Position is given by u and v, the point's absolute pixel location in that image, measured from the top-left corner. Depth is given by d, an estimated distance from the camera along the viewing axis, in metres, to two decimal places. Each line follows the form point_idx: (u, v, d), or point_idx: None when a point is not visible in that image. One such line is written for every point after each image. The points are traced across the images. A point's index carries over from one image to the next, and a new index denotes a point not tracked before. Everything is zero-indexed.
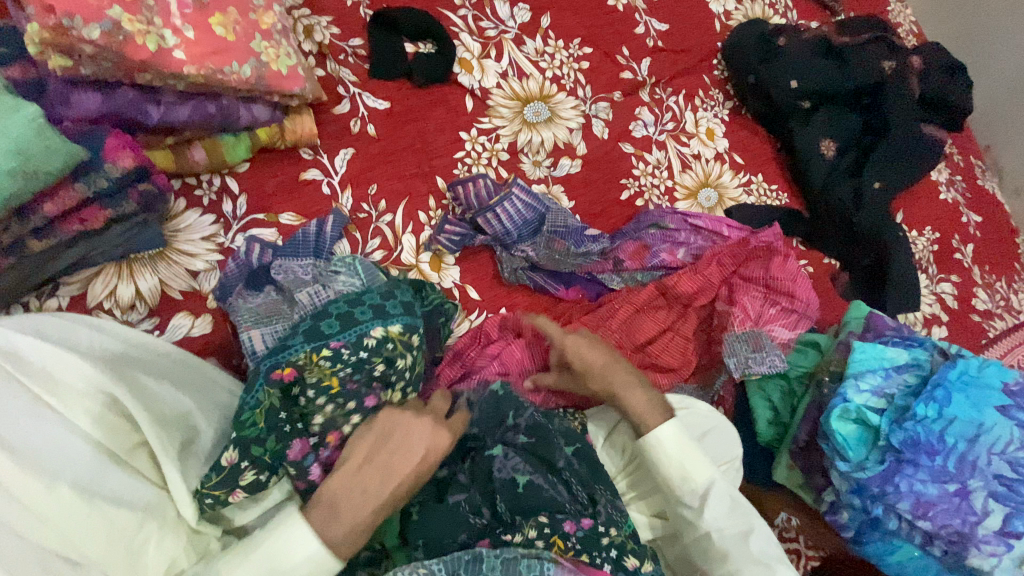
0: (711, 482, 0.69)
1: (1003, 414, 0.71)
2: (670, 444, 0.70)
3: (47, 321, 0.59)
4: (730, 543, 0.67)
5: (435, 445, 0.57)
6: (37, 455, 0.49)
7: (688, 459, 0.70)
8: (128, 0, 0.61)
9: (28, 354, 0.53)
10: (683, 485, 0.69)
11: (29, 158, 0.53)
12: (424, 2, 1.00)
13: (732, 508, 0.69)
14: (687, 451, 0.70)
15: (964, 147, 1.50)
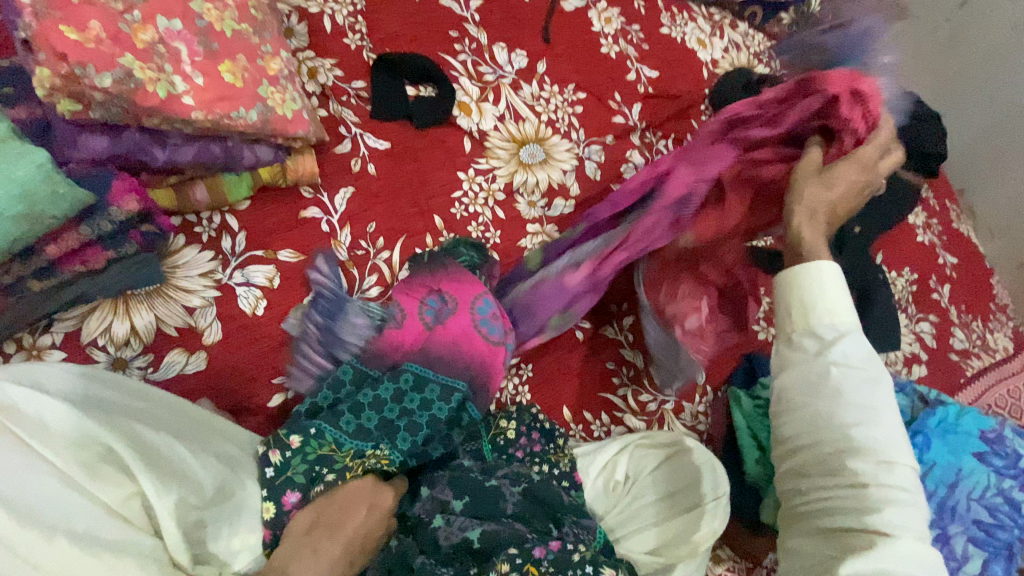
0: (851, 329, 0.63)
1: (979, 460, 0.74)
2: (826, 280, 0.65)
3: (45, 371, 0.58)
4: (853, 385, 0.61)
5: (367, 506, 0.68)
6: (32, 510, 0.48)
7: (836, 298, 0.64)
8: (140, 49, 0.63)
9: (22, 405, 0.53)
10: (824, 316, 0.64)
11: (34, 203, 0.54)
12: (425, 46, 1.03)
13: (867, 354, 0.63)
14: (833, 292, 0.65)
15: (939, 192, 1.56)
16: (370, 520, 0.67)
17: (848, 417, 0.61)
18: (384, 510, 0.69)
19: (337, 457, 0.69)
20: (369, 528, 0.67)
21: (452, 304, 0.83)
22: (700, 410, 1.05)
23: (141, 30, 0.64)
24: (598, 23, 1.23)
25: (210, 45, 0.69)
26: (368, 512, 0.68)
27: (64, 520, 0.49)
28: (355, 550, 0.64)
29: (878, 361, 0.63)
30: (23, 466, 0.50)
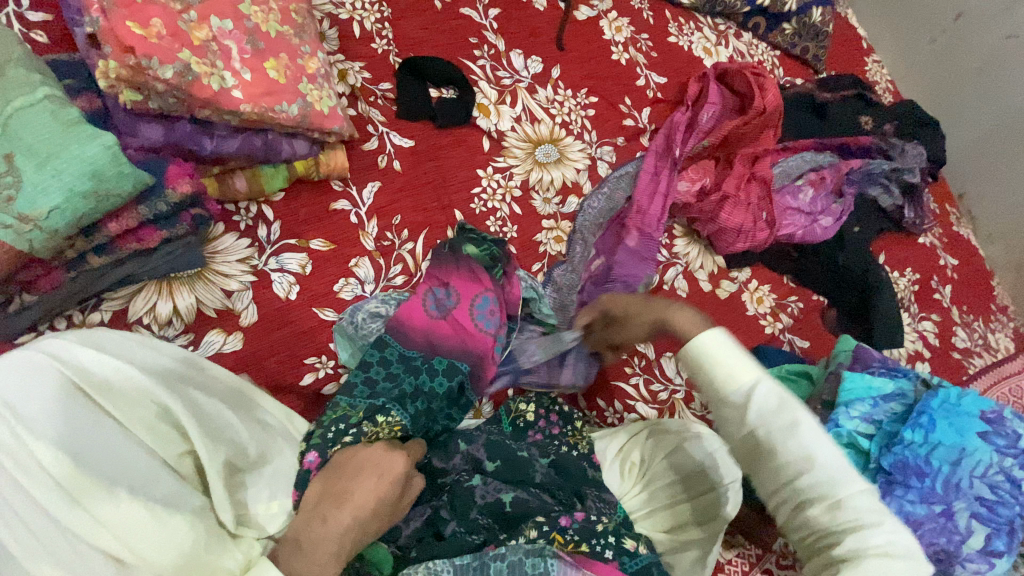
0: (758, 381, 0.60)
1: (983, 440, 0.77)
2: (711, 346, 0.62)
3: (106, 336, 0.63)
4: (779, 439, 0.58)
5: (384, 474, 0.62)
6: (95, 463, 0.52)
7: (733, 359, 0.61)
8: (196, 46, 0.68)
9: (87, 364, 0.58)
10: (728, 385, 0.60)
11: (102, 181, 0.59)
12: (446, 52, 1.09)
13: (781, 403, 0.59)
14: (730, 352, 0.61)
15: (940, 196, 1.61)
16: (384, 481, 0.62)
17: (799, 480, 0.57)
18: (399, 469, 0.63)
19: (352, 415, 0.72)
20: (383, 489, 0.61)
21: (456, 297, 0.86)
22: (709, 400, 1.08)
23: (196, 28, 0.69)
24: (609, 31, 1.29)
25: (257, 44, 0.74)
26: (380, 476, 0.62)
27: (127, 473, 0.53)
28: (369, 511, 0.59)
29: (792, 405, 0.59)
30: (90, 421, 0.54)
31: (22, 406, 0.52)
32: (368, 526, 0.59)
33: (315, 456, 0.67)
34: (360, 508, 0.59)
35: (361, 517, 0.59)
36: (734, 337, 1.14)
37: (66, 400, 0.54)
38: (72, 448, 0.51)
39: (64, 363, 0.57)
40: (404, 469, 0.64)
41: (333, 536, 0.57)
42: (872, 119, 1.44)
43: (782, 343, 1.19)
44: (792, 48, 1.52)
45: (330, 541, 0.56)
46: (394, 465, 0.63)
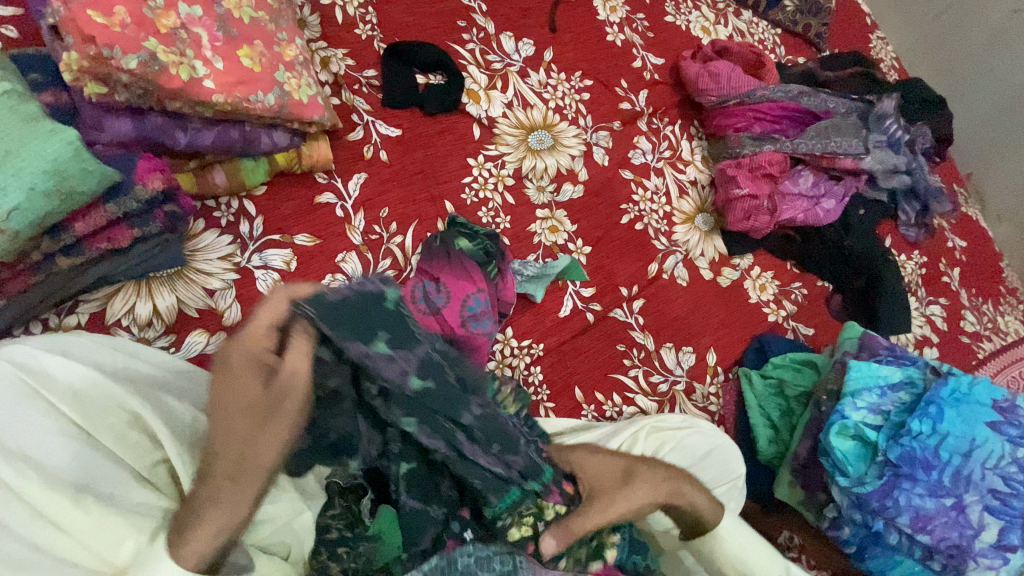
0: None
1: (993, 430, 0.75)
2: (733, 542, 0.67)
3: (75, 342, 0.61)
4: None
5: (235, 400, 0.48)
6: (58, 473, 0.50)
7: (752, 544, 0.67)
8: (163, 33, 0.65)
9: (53, 371, 0.56)
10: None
11: (65, 179, 0.56)
12: (434, 36, 1.05)
13: None
14: (751, 544, 0.67)
15: (949, 175, 1.56)
16: (229, 395, 0.48)
17: None
18: (242, 369, 0.49)
19: None
20: (238, 404, 0.48)
21: (445, 293, 0.83)
22: (711, 391, 1.04)
23: (164, 16, 0.66)
24: (603, 12, 1.24)
25: (229, 31, 0.71)
26: (224, 391, 0.48)
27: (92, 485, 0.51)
28: (238, 430, 0.48)
29: None
30: (54, 430, 0.52)
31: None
32: (253, 448, 0.48)
33: None
34: (224, 436, 0.48)
35: (236, 445, 0.48)
36: (736, 325, 1.11)
37: (30, 409, 0.52)
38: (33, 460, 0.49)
39: (29, 372, 0.55)
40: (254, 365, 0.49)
41: (217, 498, 0.48)
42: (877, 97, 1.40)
43: (785, 331, 1.16)
44: (795, 25, 1.47)
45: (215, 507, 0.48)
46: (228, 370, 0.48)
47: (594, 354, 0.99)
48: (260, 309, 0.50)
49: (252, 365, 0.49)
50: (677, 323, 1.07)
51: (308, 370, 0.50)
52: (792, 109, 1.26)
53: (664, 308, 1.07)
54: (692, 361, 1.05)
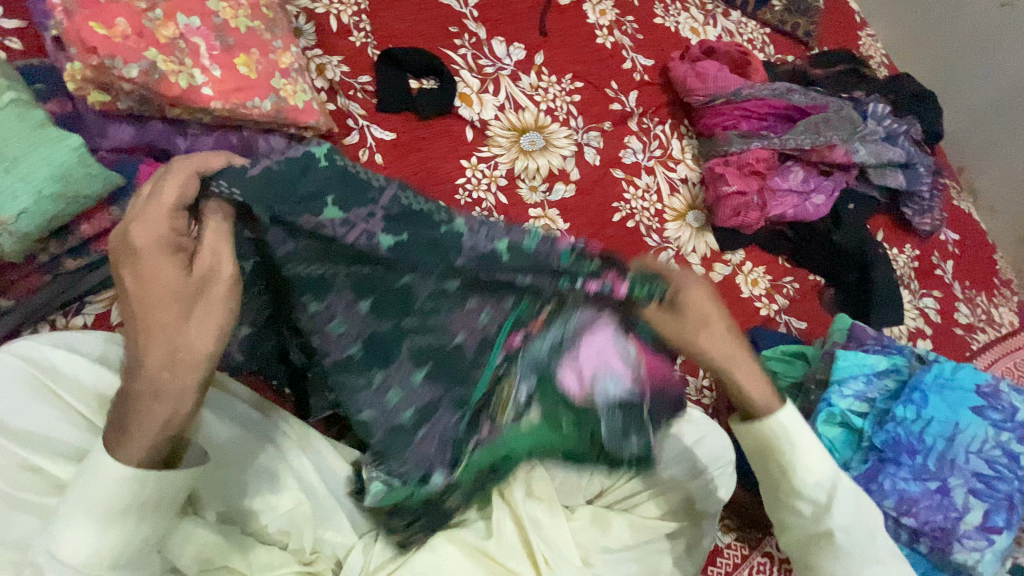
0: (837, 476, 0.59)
1: (976, 414, 0.76)
2: (790, 427, 0.59)
3: (78, 338, 0.62)
4: (858, 544, 0.58)
5: (154, 279, 0.44)
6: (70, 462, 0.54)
7: (812, 446, 0.59)
8: (163, 44, 0.68)
9: (60, 366, 0.58)
10: (810, 476, 0.58)
11: (69, 184, 0.59)
12: (427, 42, 1.08)
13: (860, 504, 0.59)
14: (808, 438, 0.59)
15: (941, 169, 1.58)
16: (152, 273, 0.45)
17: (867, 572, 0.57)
18: (154, 250, 0.45)
19: None
20: (155, 288, 0.45)
21: None
22: (704, 384, 1.06)
23: (163, 27, 0.69)
24: (593, 15, 1.27)
25: (226, 40, 0.73)
26: (140, 278, 0.45)
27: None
28: (161, 318, 0.45)
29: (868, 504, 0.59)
30: (63, 421, 0.56)
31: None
32: (181, 334, 0.45)
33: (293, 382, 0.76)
34: (150, 324, 0.45)
35: (160, 334, 0.45)
36: None
37: (40, 402, 0.55)
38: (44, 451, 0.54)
39: (36, 366, 0.57)
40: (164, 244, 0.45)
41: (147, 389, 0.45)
42: (865, 93, 1.42)
43: (778, 324, 1.18)
44: (783, 25, 1.50)
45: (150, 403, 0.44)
46: (133, 249, 0.43)
47: None
48: (166, 181, 0.45)
49: (160, 245, 0.45)
50: None
51: (231, 250, 0.48)
52: (778, 108, 1.28)
53: None
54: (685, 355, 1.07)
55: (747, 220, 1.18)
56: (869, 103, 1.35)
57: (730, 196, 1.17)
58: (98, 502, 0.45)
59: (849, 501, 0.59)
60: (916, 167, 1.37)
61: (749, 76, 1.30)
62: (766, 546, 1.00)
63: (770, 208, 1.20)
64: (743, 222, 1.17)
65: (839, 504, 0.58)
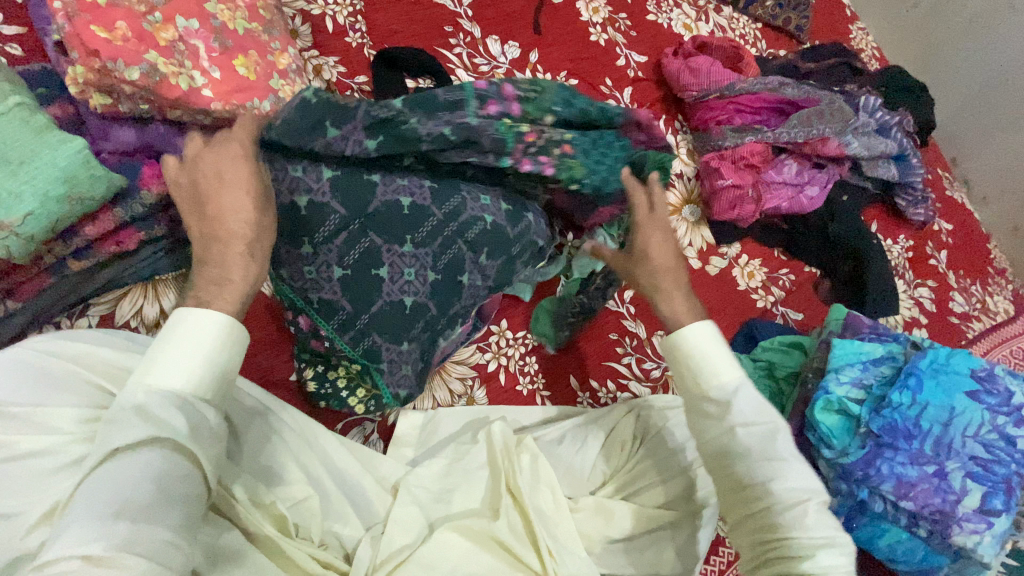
0: (742, 384, 0.61)
1: (972, 399, 0.77)
2: (699, 340, 0.63)
3: (93, 334, 0.64)
4: (757, 443, 0.58)
5: (239, 179, 0.58)
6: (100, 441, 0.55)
7: (717, 356, 0.62)
8: (162, 46, 0.68)
9: (79, 359, 0.60)
10: (711, 382, 0.62)
11: (75, 185, 0.59)
12: (423, 42, 1.09)
13: (761, 408, 0.60)
14: (717, 348, 0.63)
15: (933, 160, 1.59)
16: (233, 180, 0.57)
17: (764, 475, 0.57)
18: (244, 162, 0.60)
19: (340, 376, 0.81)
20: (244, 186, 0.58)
21: None
22: None
23: (162, 29, 0.69)
24: (586, 12, 1.28)
25: (224, 41, 0.74)
26: (219, 180, 0.57)
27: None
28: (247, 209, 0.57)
29: (770, 410, 0.61)
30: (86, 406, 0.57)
31: (16, 398, 0.55)
32: (257, 215, 0.58)
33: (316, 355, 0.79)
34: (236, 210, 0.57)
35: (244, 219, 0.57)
36: (725, 312, 1.15)
37: (64, 389, 0.57)
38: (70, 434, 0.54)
39: (59, 361, 0.59)
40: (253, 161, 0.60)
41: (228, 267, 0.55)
42: (857, 86, 1.44)
43: (775, 316, 1.20)
44: (774, 19, 1.51)
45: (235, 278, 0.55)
46: (220, 168, 0.57)
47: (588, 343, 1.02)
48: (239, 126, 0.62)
49: (244, 154, 0.59)
50: None
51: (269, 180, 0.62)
52: (771, 101, 1.29)
53: None
54: None
55: (743, 214, 1.19)
56: (861, 96, 1.36)
57: (726, 189, 1.18)
58: (186, 347, 0.49)
59: (752, 402, 0.60)
60: (910, 158, 1.37)
61: (743, 71, 1.32)
62: None
63: (767, 201, 1.21)
64: (740, 214, 1.18)
65: (741, 399, 0.60)
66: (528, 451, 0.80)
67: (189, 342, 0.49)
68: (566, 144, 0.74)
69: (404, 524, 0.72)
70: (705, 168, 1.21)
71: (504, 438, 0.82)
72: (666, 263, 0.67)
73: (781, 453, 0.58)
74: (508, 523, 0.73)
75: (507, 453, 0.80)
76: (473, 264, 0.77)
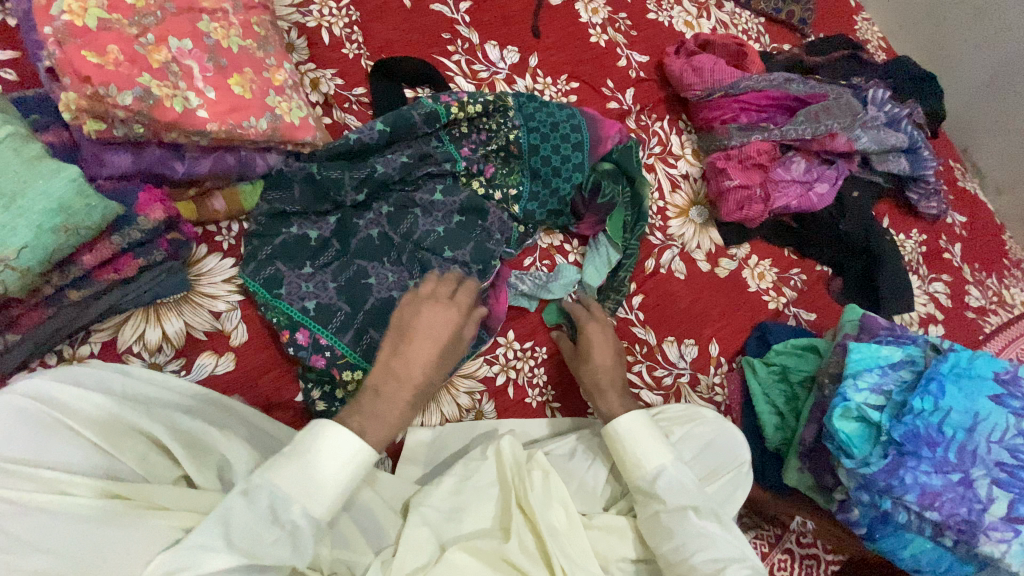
0: (661, 468, 0.76)
1: (996, 403, 0.75)
2: (624, 430, 0.79)
3: (85, 373, 0.63)
4: (676, 519, 0.71)
5: (437, 336, 0.70)
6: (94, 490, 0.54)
7: (641, 444, 0.78)
8: (155, 68, 0.67)
9: (68, 402, 0.59)
10: (637, 470, 0.77)
11: (70, 215, 0.58)
12: (420, 50, 1.08)
13: (681, 489, 0.74)
14: (641, 437, 0.78)
15: (944, 151, 1.56)
16: (428, 342, 0.69)
17: (690, 547, 0.69)
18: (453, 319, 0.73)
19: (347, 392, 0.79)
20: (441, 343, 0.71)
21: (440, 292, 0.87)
22: (716, 381, 1.06)
23: (155, 51, 0.68)
24: (585, 14, 1.26)
25: (219, 61, 0.73)
26: (426, 337, 0.70)
27: (134, 495, 0.56)
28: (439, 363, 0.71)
29: (688, 490, 0.74)
30: (81, 454, 0.56)
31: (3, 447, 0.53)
32: (432, 370, 0.70)
33: (317, 357, 0.78)
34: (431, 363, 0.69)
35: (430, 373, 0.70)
36: (736, 315, 1.13)
37: (57, 438, 0.56)
38: (71, 485, 0.54)
39: (48, 404, 0.58)
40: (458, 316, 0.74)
41: (385, 402, 0.66)
42: (864, 79, 1.41)
43: (787, 317, 1.17)
44: (778, 13, 1.48)
45: (389, 421, 0.65)
46: (417, 324, 0.70)
47: None
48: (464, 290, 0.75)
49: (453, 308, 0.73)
50: (678, 316, 1.08)
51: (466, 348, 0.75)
52: (777, 98, 1.27)
53: (663, 302, 1.08)
54: (694, 352, 1.07)
55: (752, 212, 1.16)
56: (869, 90, 1.33)
57: (732, 188, 1.15)
58: (336, 463, 0.60)
59: (671, 483, 0.75)
60: (921, 151, 1.34)
61: (746, 69, 1.30)
62: (786, 543, 1.00)
63: (775, 201, 1.18)
64: (748, 213, 1.15)
65: (661, 482, 0.75)
66: (539, 468, 0.78)
67: (331, 455, 0.60)
68: (513, 146, 0.98)
69: (415, 546, 0.70)
70: (711, 168, 1.19)
71: (514, 454, 0.80)
72: (605, 366, 0.86)
73: (696, 525, 0.71)
74: (519, 543, 0.72)
75: (518, 469, 0.79)
76: (440, 262, 0.88)
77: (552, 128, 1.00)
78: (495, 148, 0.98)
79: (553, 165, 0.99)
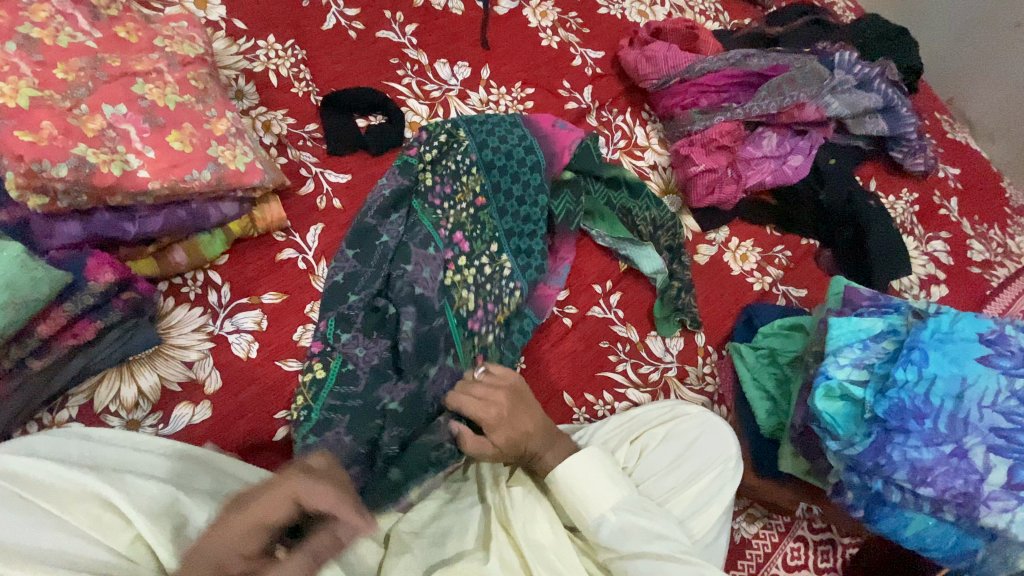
0: (601, 519, 0.73)
1: (985, 365, 0.71)
2: (562, 480, 0.75)
3: (40, 441, 0.65)
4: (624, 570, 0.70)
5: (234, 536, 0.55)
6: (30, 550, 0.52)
7: (583, 494, 0.75)
8: (91, 137, 0.70)
9: (22, 471, 0.59)
10: (581, 521, 0.75)
11: (16, 290, 0.61)
12: (369, 78, 1.09)
13: (625, 534, 0.72)
14: (581, 487, 0.75)
15: (929, 104, 1.50)
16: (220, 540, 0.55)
17: None
18: (329, 490, 0.60)
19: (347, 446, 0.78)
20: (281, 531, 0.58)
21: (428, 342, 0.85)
22: (705, 371, 1.04)
23: (90, 120, 0.71)
24: (534, 19, 1.25)
25: (155, 120, 0.75)
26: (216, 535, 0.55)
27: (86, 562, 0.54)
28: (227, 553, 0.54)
29: (631, 535, 0.72)
30: (32, 522, 0.55)
31: None
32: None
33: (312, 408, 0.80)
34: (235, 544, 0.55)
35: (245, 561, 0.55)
36: (720, 302, 1.10)
37: (5, 507, 0.55)
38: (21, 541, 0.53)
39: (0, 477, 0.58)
40: (331, 493, 0.60)
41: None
42: (831, 43, 1.37)
43: (776, 297, 1.14)
44: None
45: None
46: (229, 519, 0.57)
47: (576, 354, 0.98)
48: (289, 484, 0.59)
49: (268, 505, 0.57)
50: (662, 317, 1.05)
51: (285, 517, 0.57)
52: (737, 76, 1.25)
53: (643, 298, 1.06)
54: (679, 343, 1.05)
55: (725, 194, 1.14)
56: (835, 53, 1.29)
57: (700, 174, 1.14)
58: None
59: (614, 529, 0.73)
60: (898, 109, 1.30)
61: (702, 51, 1.28)
62: (798, 531, 0.96)
63: (748, 179, 1.16)
64: (719, 196, 1.14)
65: (604, 532, 0.73)
66: (519, 485, 0.79)
67: None
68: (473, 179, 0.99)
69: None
70: (679, 155, 1.17)
71: (494, 474, 0.82)
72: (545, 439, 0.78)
73: (643, 571, 0.69)
74: (501, 562, 0.70)
75: (495, 489, 0.79)
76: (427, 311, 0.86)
77: (508, 155, 1.01)
78: (466, 205, 0.97)
79: (520, 210, 0.99)
